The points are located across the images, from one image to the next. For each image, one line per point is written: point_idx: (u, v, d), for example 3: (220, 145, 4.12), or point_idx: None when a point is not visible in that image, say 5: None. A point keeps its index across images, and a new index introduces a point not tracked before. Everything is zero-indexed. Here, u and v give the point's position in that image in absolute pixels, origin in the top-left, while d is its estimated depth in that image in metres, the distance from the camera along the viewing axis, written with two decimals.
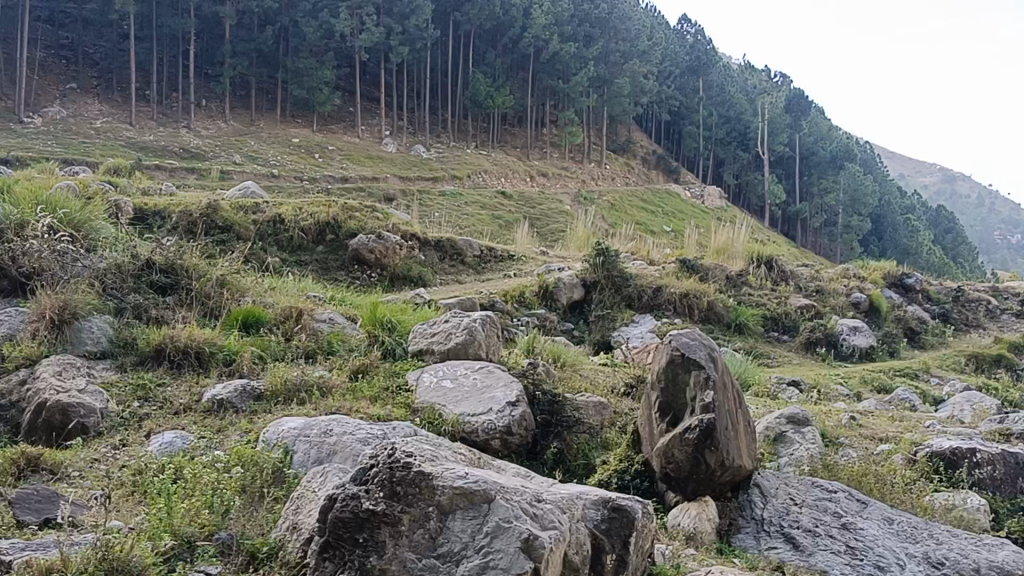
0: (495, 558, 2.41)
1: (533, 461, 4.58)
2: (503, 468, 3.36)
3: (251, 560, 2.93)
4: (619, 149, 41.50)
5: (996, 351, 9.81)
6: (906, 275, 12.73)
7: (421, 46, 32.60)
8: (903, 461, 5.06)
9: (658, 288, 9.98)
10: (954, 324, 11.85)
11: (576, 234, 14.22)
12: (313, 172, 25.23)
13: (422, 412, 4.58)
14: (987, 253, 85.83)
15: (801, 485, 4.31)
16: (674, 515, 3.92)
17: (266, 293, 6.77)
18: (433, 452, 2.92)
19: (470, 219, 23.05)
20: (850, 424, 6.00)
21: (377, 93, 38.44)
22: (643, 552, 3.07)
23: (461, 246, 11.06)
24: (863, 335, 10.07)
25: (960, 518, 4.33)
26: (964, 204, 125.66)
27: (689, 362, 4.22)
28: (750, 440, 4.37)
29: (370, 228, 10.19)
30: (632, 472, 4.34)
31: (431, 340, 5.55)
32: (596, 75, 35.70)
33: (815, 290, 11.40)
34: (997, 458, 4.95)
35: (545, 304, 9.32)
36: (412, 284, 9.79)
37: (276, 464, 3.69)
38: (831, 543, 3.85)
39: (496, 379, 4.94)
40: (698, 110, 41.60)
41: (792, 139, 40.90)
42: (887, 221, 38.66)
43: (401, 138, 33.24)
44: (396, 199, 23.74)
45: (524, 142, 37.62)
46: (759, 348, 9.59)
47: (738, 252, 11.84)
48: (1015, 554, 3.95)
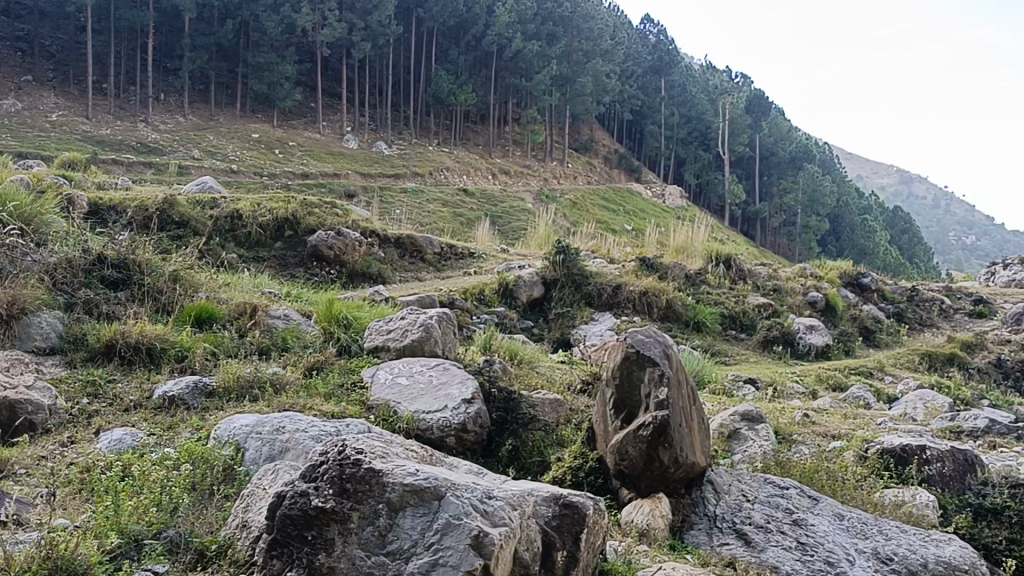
0: (444, 555, 2.39)
1: (488, 459, 4.56)
2: (456, 464, 3.35)
3: (200, 557, 2.89)
4: (581, 148, 41.64)
5: (950, 350, 9.94)
6: (862, 275, 12.87)
7: (382, 42, 32.50)
8: (854, 458, 5.12)
9: (617, 286, 10.01)
10: (909, 323, 11.99)
11: (536, 231, 14.25)
12: (272, 167, 25.03)
13: (376, 410, 4.55)
14: (941, 252, 87.23)
15: (754, 482, 4.33)
16: (627, 511, 3.93)
17: (221, 289, 6.69)
18: (385, 449, 2.91)
19: (432, 217, 23.02)
20: (803, 421, 6.05)
21: (338, 88, 38.31)
22: (594, 548, 3.07)
23: (421, 243, 11.01)
24: (819, 334, 10.16)
25: (909, 514, 4.37)
26: (919, 204, 127.48)
27: (644, 359, 4.24)
28: (704, 438, 4.40)
29: (329, 224, 10.11)
30: (586, 469, 4.34)
31: (386, 337, 5.53)
32: (559, 74, 35.76)
33: (772, 290, 11.48)
34: (946, 454, 5.00)
35: (505, 302, 9.30)
36: (371, 280, 9.70)
37: (228, 462, 3.65)
38: (782, 539, 3.89)
39: (452, 376, 4.92)
40: (659, 109, 41.86)
41: (753, 139, 41.23)
42: (845, 222, 39.09)
43: (362, 135, 33.08)
44: (356, 195, 23.69)
45: (486, 140, 37.63)
46: (717, 347, 9.63)
47: (697, 250, 11.92)
48: (963, 550, 3.99)
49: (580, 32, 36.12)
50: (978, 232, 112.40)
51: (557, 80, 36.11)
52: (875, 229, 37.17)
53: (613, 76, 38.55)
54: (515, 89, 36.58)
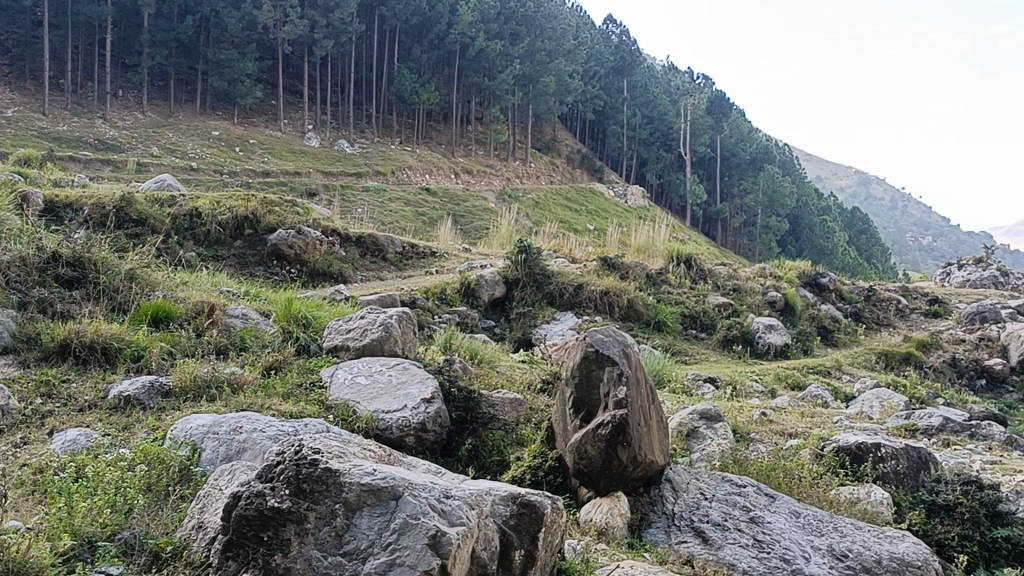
0: (401, 555, 2.38)
1: (448, 459, 4.55)
2: (414, 465, 3.34)
3: (155, 559, 2.85)
4: (544, 147, 41.70)
5: (905, 349, 10.07)
6: (821, 275, 13.01)
7: (345, 40, 32.37)
8: (810, 456, 5.17)
9: (578, 286, 10.04)
10: (866, 323, 12.14)
11: (498, 231, 14.26)
12: (233, 165, 24.83)
13: (335, 410, 4.52)
14: (898, 252, 88.45)
15: (711, 480, 4.36)
16: (586, 510, 3.94)
17: (178, 288, 6.62)
18: (343, 449, 2.90)
19: (394, 216, 22.95)
20: (761, 420, 6.11)
21: (300, 86, 38.08)
22: (552, 547, 3.08)
23: (383, 242, 10.97)
24: (778, 334, 10.22)
25: (864, 511, 4.43)
26: (877, 205, 129.11)
27: (603, 358, 4.25)
28: (662, 436, 4.43)
29: (289, 223, 10.05)
30: (545, 468, 4.35)
31: (346, 337, 5.50)
32: (522, 73, 35.79)
33: (732, 289, 11.57)
34: (901, 453, 5.06)
35: (466, 302, 9.28)
36: (332, 280, 9.64)
37: (183, 463, 3.61)
38: (739, 536, 3.92)
39: (412, 376, 4.90)
40: (622, 109, 42.05)
41: (714, 139, 41.51)
42: (804, 222, 39.47)
43: (323, 133, 32.90)
44: (318, 194, 23.55)
45: (448, 139, 37.59)
46: (677, 346, 9.69)
47: (658, 251, 12.00)
48: (916, 546, 4.05)
49: (544, 31, 36.19)
50: (934, 233, 114.10)
51: (521, 79, 36.13)
52: (834, 229, 37.56)
53: (575, 76, 38.65)
54: (478, 88, 36.57)
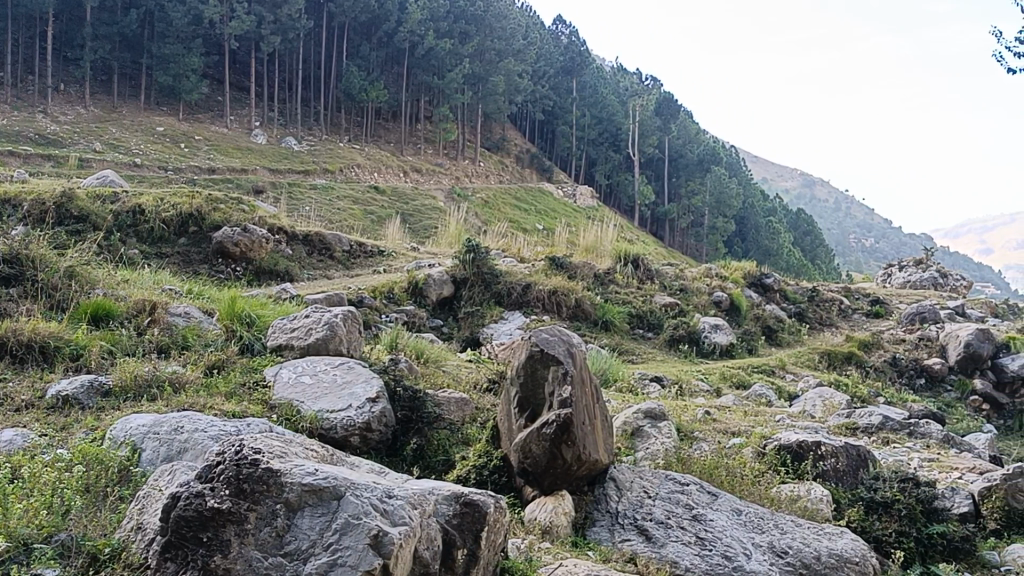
0: (343, 556, 2.37)
1: (392, 458, 4.53)
2: (357, 464, 3.32)
3: (92, 561, 2.80)
4: (493, 147, 41.71)
5: (847, 349, 10.22)
6: (766, 275, 13.16)
7: (293, 36, 32.11)
8: (751, 455, 5.22)
9: (527, 285, 10.06)
10: (809, 323, 12.31)
11: (447, 230, 14.24)
12: (177, 162, 24.51)
13: (279, 409, 4.48)
14: (842, 252, 89.98)
15: (654, 478, 4.40)
16: (530, 509, 3.94)
17: (119, 285, 6.52)
18: (285, 449, 2.88)
19: (341, 214, 22.83)
20: (705, 419, 6.17)
21: (247, 82, 37.70)
22: (495, 547, 3.08)
23: (329, 241, 10.89)
24: (723, 333, 10.34)
25: (803, 508, 4.49)
26: (822, 207, 131.15)
27: (548, 358, 4.26)
28: (606, 435, 4.46)
29: (234, 221, 9.95)
30: (490, 467, 4.34)
31: (290, 336, 5.46)
32: (472, 72, 35.77)
33: (679, 289, 11.67)
34: (841, 451, 5.13)
35: (414, 301, 9.26)
36: (278, 278, 9.56)
37: (123, 464, 3.54)
38: (681, 534, 3.96)
39: (357, 375, 4.87)
40: (571, 110, 42.23)
41: (662, 140, 41.85)
42: (750, 223, 39.93)
43: (270, 130, 32.58)
44: (265, 191, 23.35)
45: (397, 137, 37.46)
46: (624, 345, 9.75)
47: (606, 251, 12.07)
48: (854, 543, 4.12)
49: (493, 31, 36.27)
50: (877, 235, 116.17)
51: (470, 78, 36.13)
52: (779, 230, 38.02)
53: (525, 76, 38.72)
54: (427, 86, 36.48)
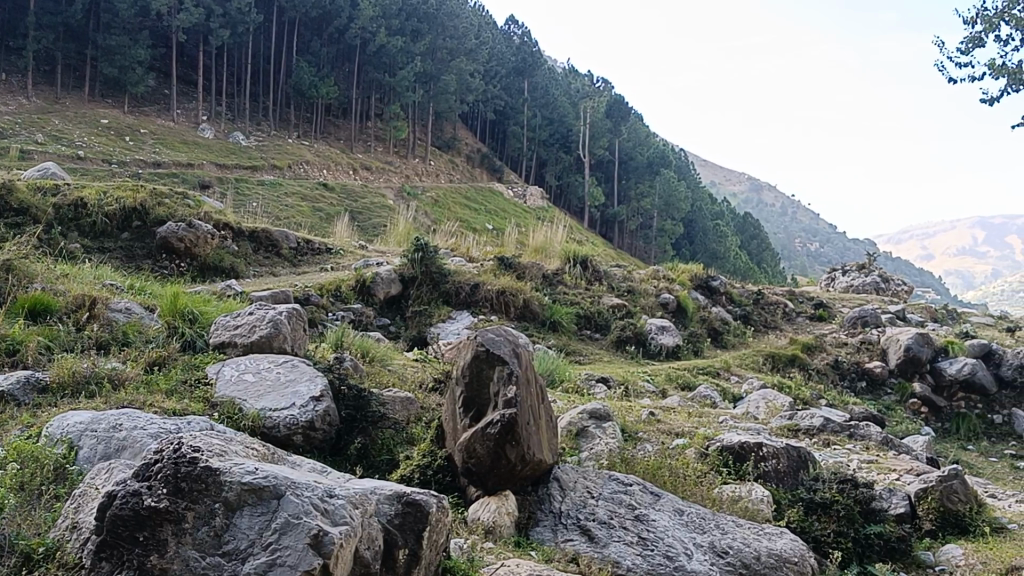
0: (282, 556, 2.34)
1: (336, 458, 4.50)
2: (298, 464, 3.28)
3: (25, 561, 2.73)
4: (444, 146, 41.62)
5: (791, 351, 10.34)
6: (712, 278, 13.28)
7: (242, 31, 31.78)
8: (694, 456, 5.26)
9: (475, 285, 10.06)
10: (754, 325, 12.47)
11: (396, 228, 14.19)
12: (121, 154, 24.13)
13: (221, 408, 4.41)
14: (787, 255, 91.35)
15: (598, 479, 4.42)
16: (474, 509, 3.93)
17: (58, 280, 6.40)
18: (224, 447, 2.84)
19: (290, 211, 22.66)
20: (649, 420, 6.21)
21: (195, 75, 37.21)
22: (437, 547, 3.06)
23: (277, 238, 10.79)
24: (669, 334, 10.44)
25: (744, 509, 4.54)
26: (768, 211, 132.92)
27: (493, 358, 4.26)
28: (551, 436, 4.47)
29: (180, 216, 9.82)
30: (434, 468, 4.32)
31: (233, 333, 5.38)
32: (423, 71, 35.69)
33: (626, 291, 11.75)
34: (781, 452, 5.20)
35: (361, 299, 9.21)
36: (223, 275, 9.46)
37: (59, 461, 3.47)
38: (624, 534, 3.98)
39: (301, 374, 4.82)
40: (522, 110, 42.31)
41: (612, 143, 42.09)
42: (698, 226, 40.30)
43: (218, 125, 32.17)
44: (212, 186, 23.09)
45: (347, 134, 37.24)
46: (572, 346, 9.78)
47: (554, 252, 12.10)
48: (793, 542, 4.17)
49: (445, 30, 36.22)
50: (821, 240, 118.01)
51: (421, 76, 36.04)
52: (726, 234, 38.45)
53: (476, 75, 38.71)
54: (378, 84, 36.33)
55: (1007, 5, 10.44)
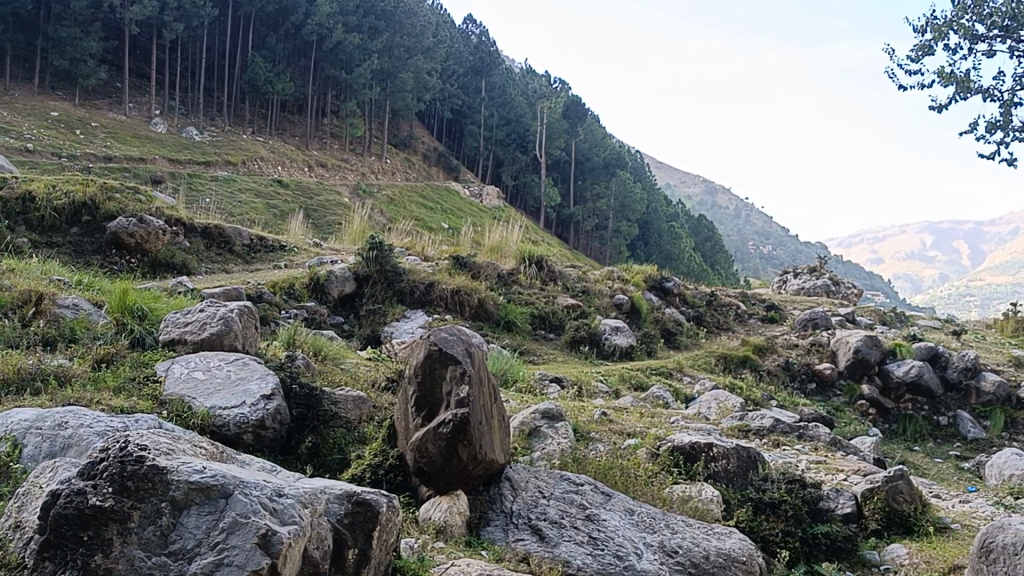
0: (230, 555, 2.32)
1: (286, 458, 4.47)
2: (247, 463, 3.24)
3: None
4: (400, 144, 41.48)
5: (742, 353, 10.45)
6: (666, 280, 13.38)
7: (197, 24, 31.48)
8: (646, 456, 5.28)
9: (430, 284, 10.04)
10: (707, 326, 12.58)
11: (350, 225, 14.11)
12: (72, 148, 23.76)
13: (170, 405, 4.36)
14: (741, 259, 92.20)
15: (550, 478, 4.43)
16: (425, 508, 3.93)
17: (4, 275, 6.28)
18: (171, 445, 2.79)
19: (243, 207, 22.47)
20: (601, 419, 6.24)
21: (147, 68, 36.70)
22: (386, 547, 3.05)
23: (229, 234, 10.69)
24: (623, 335, 10.50)
25: (694, 509, 4.58)
26: (722, 214, 134.18)
27: (446, 357, 4.25)
28: (503, 435, 4.47)
29: (130, 210, 9.68)
30: (385, 467, 4.29)
31: (183, 330, 5.32)
32: (380, 68, 35.54)
33: (581, 291, 11.80)
34: (731, 453, 5.24)
35: (315, 298, 9.17)
36: (174, 271, 9.35)
37: (2, 460, 3.41)
38: (574, 534, 3.99)
39: (252, 372, 4.78)
40: (479, 109, 42.29)
41: (569, 143, 42.24)
42: (653, 228, 40.54)
43: (171, 119, 31.76)
44: (164, 181, 22.81)
45: (302, 131, 36.97)
46: (526, 346, 9.79)
47: (510, 251, 12.10)
48: (741, 542, 4.22)
49: (403, 27, 36.10)
50: (774, 242, 119.28)
51: (379, 74, 35.87)
52: (681, 236, 38.74)
53: (434, 73, 38.60)
54: (334, 80, 36.12)
55: (956, 15, 10.62)
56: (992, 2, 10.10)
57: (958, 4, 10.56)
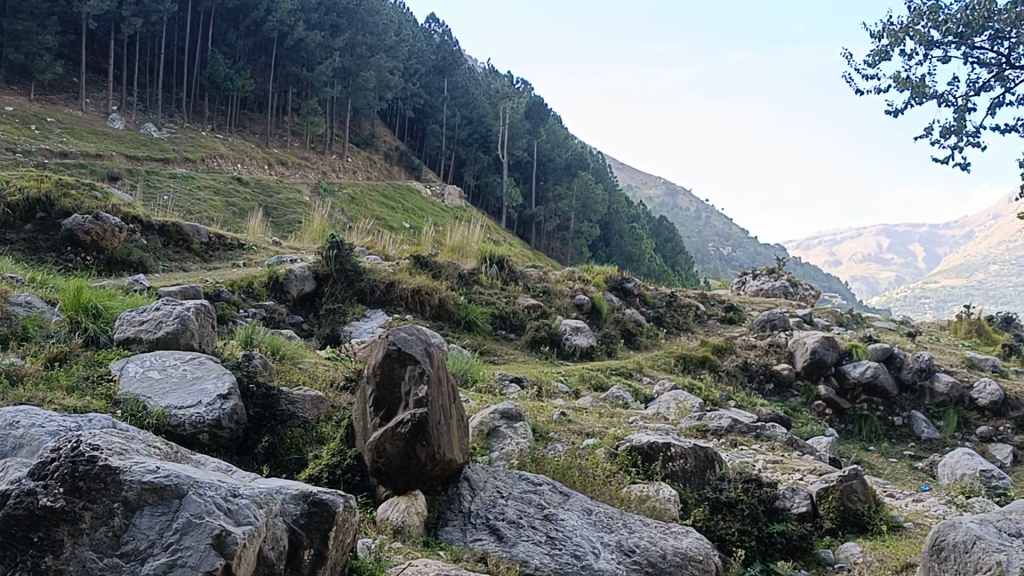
0: (183, 556, 2.30)
1: (242, 458, 4.44)
2: (202, 463, 3.21)
3: None
4: (362, 142, 41.30)
5: (701, 353, 10.53)
6: (626, 280, 13.45)
7: (155, 19, 31.13)
8: (604, 455, 5.30)
9: (390, 283, 10.01)
10: (667, 327, 12.65)
11: (310, 224, 14.02)
12: (27, 143, 23.42)
13: (124, 405, 4.31)
14: (701, 260, 92.78)
15: (508, 478, 4.43)
16: (382, 508, 3.91)
17: None
18: (124, 445, 2.76)
19: (202, 206, 22.26)
20: (561, 420, 6.24)
21: (105, 63, 36.23)
22: (343, 547, 3.04)
23: (187, 232, 10.58)
24: (583, 335, 10.53)
25: (651, 508, 4.61)
26: (683, 215, 135.00)
27: (404, 357, 4.24)
28: (461, 434, 4.47)
29: (87, 208, 9.55)
30: (343, 467, 4.26)
31: (139, 328, 5.25)
32: (341, 66, 35.35)
33: (542, 291, 11.81)
34: (689, 452, 5.27)
35: (273, 296, 9.11)
36: (131, 269, 9.24)
37: None
38: (532, 534, 4.00)
39: (208, 371, 4.74)
40: (441, 109, 42.22)
41: (530, 144, 42.27)
42: (614, 229, 40.68)
43: (128, 115, 31.36)
44: (121, 178, 22.53)
45: (263, 128, 36.69)
46: (486, 346, 9.78)
47: (471, 251, 12.08)
48: (698, 541, 4.25)
49: (364, 25, 35.95)
50: (733, 245, 120.21)
51: (340, 72, 35.68)
52: (642, 237, 38.92)
53: (396, 72, 38.46)
54: (295, 78, 35.89)
55: (912, 21, 10.75)
56: (946, 9, 10.20)
57: (914, 10, 10.68)
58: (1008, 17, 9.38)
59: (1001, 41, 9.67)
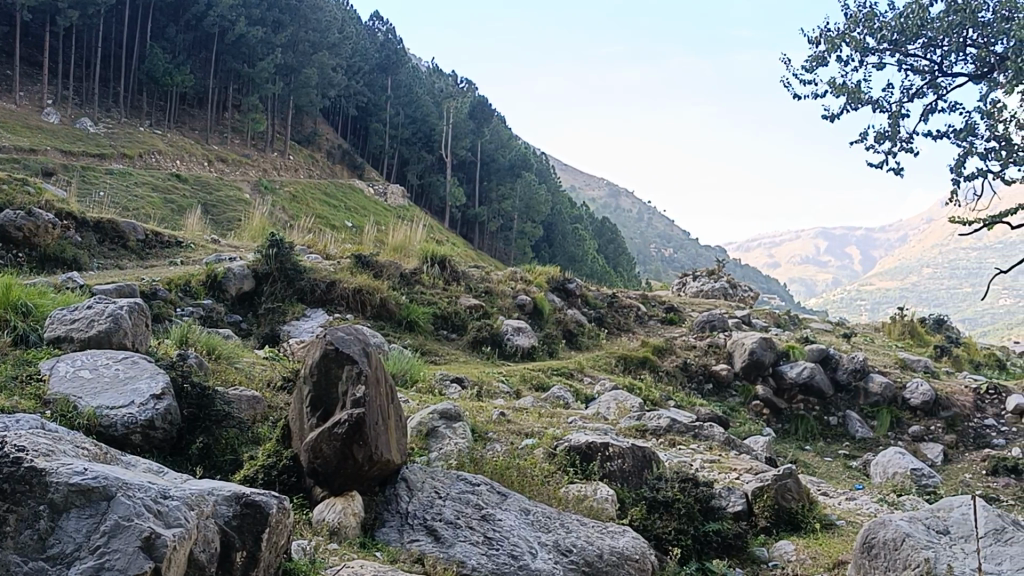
0: (110, 559, 2.24)
1: (176, 458, 4.36)
2: (133, 464, 3.16)
3: None
4: (304, 140, 40.94)
5: (642, 354, 10.62)
6: (568, 281, 13.51)
7: (92, 12, 30.54)
8: (543, 455, 5.31)
9: (331, 282, 9.95)
10: (608, 327, 12.73)
11: (250, 221, 13.85)
12: None
13: (54, 405, 4.21)
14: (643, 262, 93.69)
15: (446, 479, 4.42)
16: (318, 510, 3.88)
17: None
18: (51, 446, 2.71)
19: (139, 202, 21.88)
20: (499, 420, 6.25)
21: (40, 56, 35.45)
22: (277, 548, 3.01)
23: (123, 229, 10.40)
24: (524, 335, 10.55)
25: (589, 508, 4.63)
26: (626, 216, 136.00)
27: (341, 357, 4.21)
28: (399, 434, 4.45)
29: (19, 204, 9.33)
30: (279, 468, 4.21)
31: (69, 327, 5.15)
32: (284, 63, 35.01)
33: (483, 291, 11.81)
34: (626, 452, 5.32)
35: (211, 295, 9.00)
36: (64, 266, 9.06)
37: None
38: (470, 534, 3.99)
39: (142, 371, 4.65)
40: (384, 107, 41.99)
41: (474, 144, 42.25)
42: (557, 230, 40.84)
43: (64, 110, 30.71)
44: (55, 174, 22.05)
45: (202, 125, 36.17)
46: (428, 346, 9.74)
47: (413, 251, 12.04)
48: (633, 540, 4.28)
49: (307, 22, 35.66)
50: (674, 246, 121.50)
51: (282, 69, 35.33)
52: (584, 238, 39.12)
53: (339, 70, 38.20)
54: (236, 74, 35.45)
55: (848, 27, 10.92)
56: (881, 17, 10.37)
57: (851, 17, 10.86)
58: (941, 25, 9.57)
59: (934, 49, 9.85)
